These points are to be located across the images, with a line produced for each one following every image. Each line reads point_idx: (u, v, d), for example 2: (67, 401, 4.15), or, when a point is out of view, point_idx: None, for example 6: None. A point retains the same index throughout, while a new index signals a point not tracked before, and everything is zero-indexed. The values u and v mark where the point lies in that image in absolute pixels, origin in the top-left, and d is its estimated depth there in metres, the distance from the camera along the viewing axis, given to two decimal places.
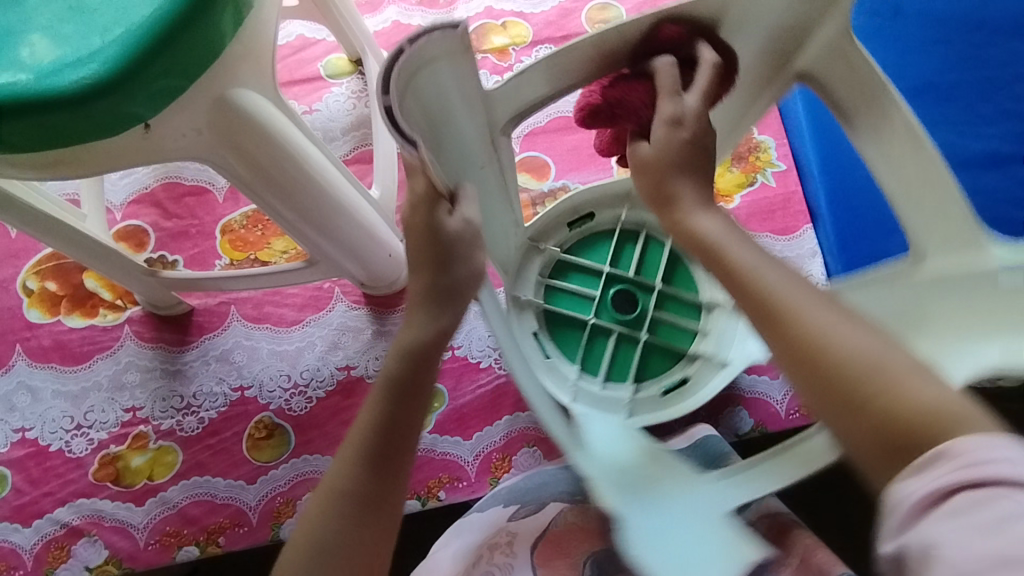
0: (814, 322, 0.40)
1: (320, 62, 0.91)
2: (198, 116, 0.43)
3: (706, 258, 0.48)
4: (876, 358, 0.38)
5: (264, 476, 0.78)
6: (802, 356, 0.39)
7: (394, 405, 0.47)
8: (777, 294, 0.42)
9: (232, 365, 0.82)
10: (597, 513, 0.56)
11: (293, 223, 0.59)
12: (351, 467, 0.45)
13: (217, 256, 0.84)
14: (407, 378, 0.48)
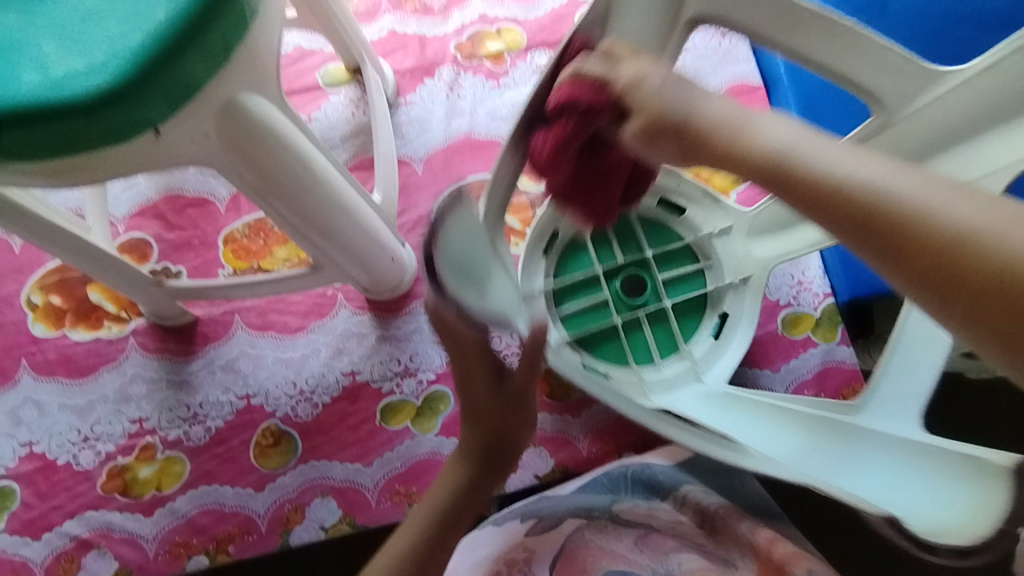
0: (940, 217, 0.31)
1: (318, 71, 0.92)
2: (206, 123, 0.43)
3: (772, 180, 0.36)
4: (994, 221, 0.30)
5: (273, 483, 0.78)
6: (913, 265, 0.31)
7: (470, 473, 0.61)
8: (880, 199, 0.32)
9: (238, 374, 0.82)
10: (609, 529, 0.65)
11: (298, 227, 0.59)
12: (432, 512, 0.60)
13: (221, 266, 0.85)
14: (482, 455, 0.60)
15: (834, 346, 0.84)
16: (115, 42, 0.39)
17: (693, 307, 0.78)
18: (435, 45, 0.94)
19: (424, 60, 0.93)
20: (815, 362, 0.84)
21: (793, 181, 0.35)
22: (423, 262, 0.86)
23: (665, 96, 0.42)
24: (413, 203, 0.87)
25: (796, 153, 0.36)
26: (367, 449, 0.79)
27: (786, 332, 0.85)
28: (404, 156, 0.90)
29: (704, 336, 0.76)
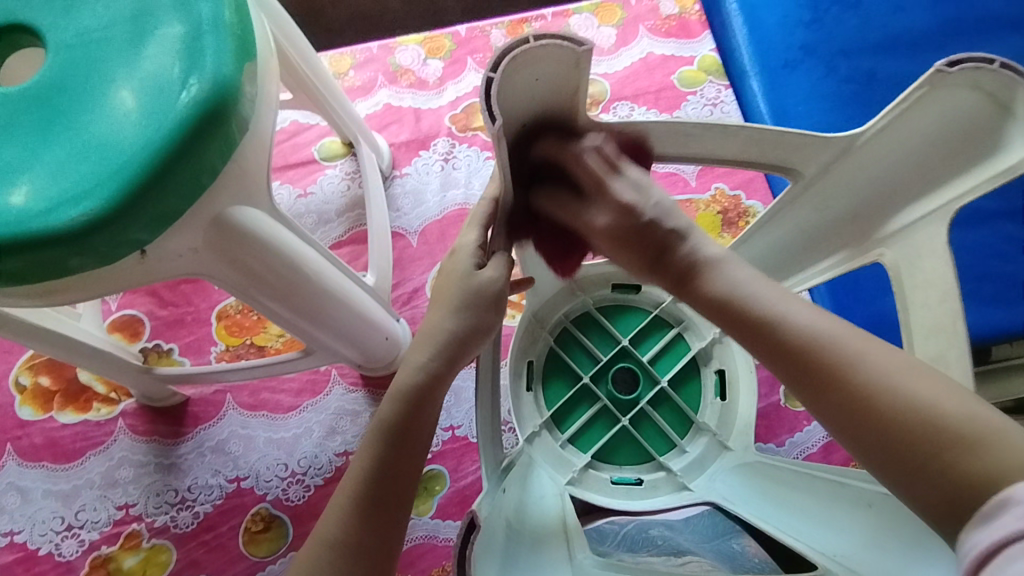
0: (865, 374, 0.38)
1: (314, 146, 0.93)
2: (195, 235, 0.43)
3: (724, 317, 0.43)
4: (892, 379, 0.37)
5: (262, 572, 0.75)
6: (839, 410, 0.38)
7: (391, 449, 0.41)
8: (816, 342, 0.39)
9: (228, 456, 0.80)
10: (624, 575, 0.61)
11: (290, 319, 0.59)
12: (342, 516, 0.40)
13: (213, 343, 0.84)
14: (401, 423, 0.42)
15: None
16: (111, 168, 0.40)
17: (688, 372, 0.82)
18: (430, 118, 0.95)
19: (419, 133, 0.94)
20: (821, 435, 0.82)
21: (743, 315, 0.42)
22: None
23: (628, 240, 0.48)
24: (408, 275, 0.87)
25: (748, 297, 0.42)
26: None
27: (789, 404, 0.84)
28: (399, 228, 0.90)
29: (710, 398, 0.80)
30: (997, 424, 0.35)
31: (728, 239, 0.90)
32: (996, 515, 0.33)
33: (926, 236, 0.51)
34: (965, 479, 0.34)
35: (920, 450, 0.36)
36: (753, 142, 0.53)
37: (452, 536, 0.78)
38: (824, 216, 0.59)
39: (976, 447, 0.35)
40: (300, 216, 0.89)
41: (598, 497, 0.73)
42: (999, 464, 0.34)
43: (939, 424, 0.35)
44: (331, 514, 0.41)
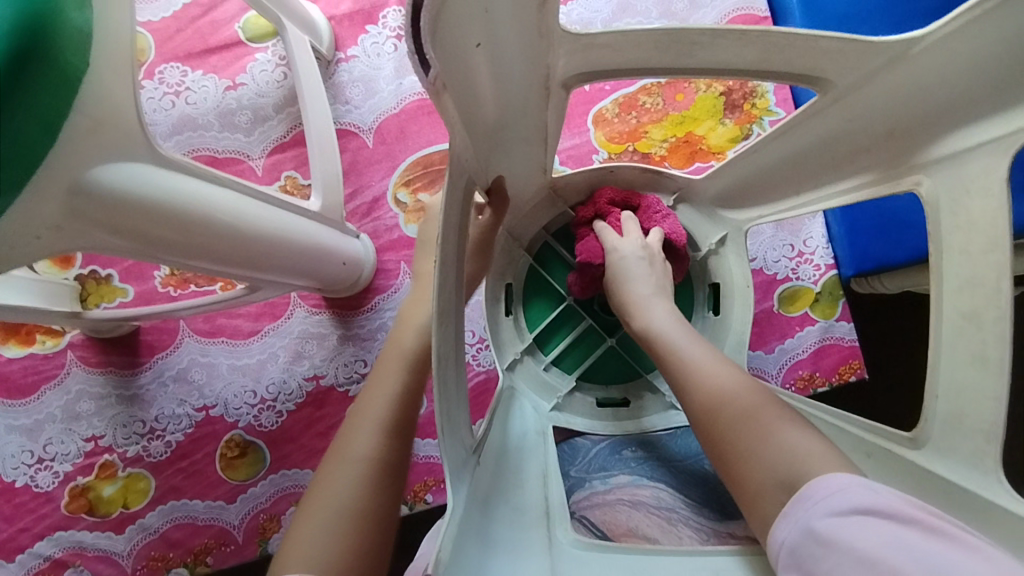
0: (699, 371, 0.49)
1: (237, 23, 0.77)
2: (53, 210, 0.34)
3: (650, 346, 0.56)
4: (720, 378, 0.47)
5: (243, 494, 0.76)
6: (690, 405, 0.48)
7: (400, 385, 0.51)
8: (683, 356, 0.51)
9: (192, 385, 0.76)
10: (614, 501, 0.59)
11: (217, 269, 0.51)
12: (360, 434, 0.48)
13: (155, 267, 0.76)
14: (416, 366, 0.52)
15: (832, 322, 0.78)
16: None
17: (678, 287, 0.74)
18: None
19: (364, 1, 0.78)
20: (813, 340, 0.78)
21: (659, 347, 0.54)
22: (382, 250, 0.77)
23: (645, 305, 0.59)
24: (365, 183, 0.76)
25: (659, 335, 0.55)
26: None
27: (783, 309, 0.79)
28: (350, 124, 0.77)
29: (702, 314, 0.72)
30: (818, 448, 0.41)
31: (730, 125, 0.78)
32: (794, 506, 0.38)
33: (969, 165, 0.42)
34: (762, 466, 0.42)
35: (729, 430, 0.44)
36: (773, 50, 0.42)
37: (432, 453, 0.78)
38: (853, 126, 0.49)
39: (771, 432, 0.43)
40: (231, 114, 0.76)
41: (584, 424, 0.71)
42: (791, 446, 0.41)
43: (741, 410, 0.45)
44: (354, 429, 0.49)
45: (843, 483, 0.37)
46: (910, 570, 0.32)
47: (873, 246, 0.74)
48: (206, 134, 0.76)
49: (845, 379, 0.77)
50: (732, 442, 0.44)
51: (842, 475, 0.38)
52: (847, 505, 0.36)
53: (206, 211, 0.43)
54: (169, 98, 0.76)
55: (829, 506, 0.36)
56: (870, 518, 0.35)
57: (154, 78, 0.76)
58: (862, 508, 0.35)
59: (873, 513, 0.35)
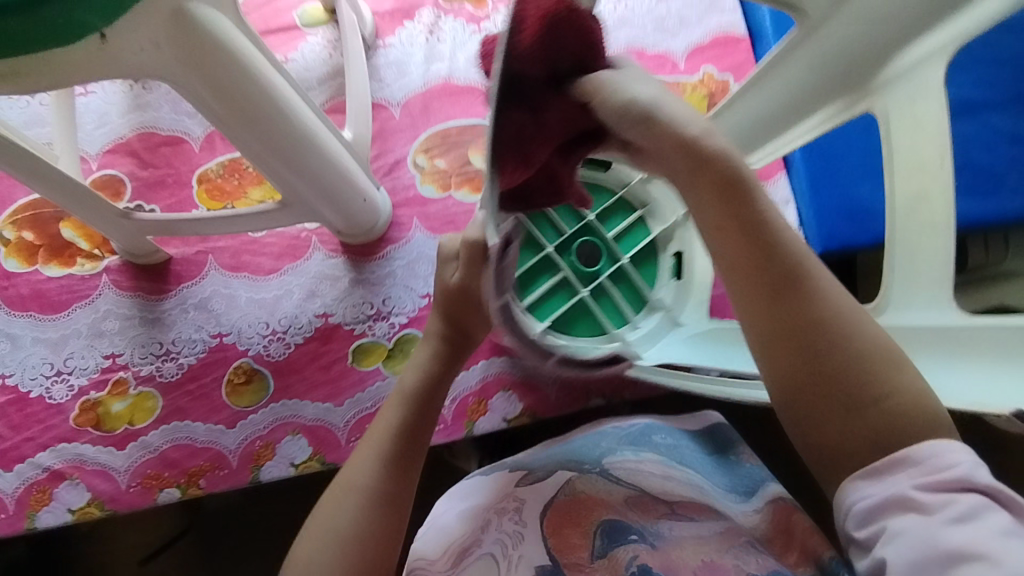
0: (821, 297, 0.43)
1: (296, 11, 0.90)
2: (156, 30, 0.44)
3: (721, 196, 0.43)
4: (832, 308, 0.42)
5: (243, 420, 0.79)
6: (791, 332, 0.42)
7: (408, 413, 0.56)
8: (790, 262, 0.43)
9: (211, 313, 0.82)
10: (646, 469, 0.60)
11: (258, 151, 0.59)
12: (368, 468, 0.52)
13: (195, 206, 0.84)
14: (424, 393, 0.57)
15: None
16: None
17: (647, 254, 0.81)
18: None
19: (404, 3, 0.90)
20: None
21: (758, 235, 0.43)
22: (398, 207, 0.85)
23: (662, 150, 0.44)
24: (389, 147, 0.86)
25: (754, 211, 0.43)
26: (338, 389, 0.80)
27: None
28: (382, 99, 0.88)
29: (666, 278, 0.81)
30: (930, 396, 0.41)
31: None
32: (897, 467, 0.40)
33: (924, 77, 0.49)
34: (878, 421, 0.41)
35: (840, 369, 0.42)
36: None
37: None
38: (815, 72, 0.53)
39: (888, 374, 0.42)
40: None
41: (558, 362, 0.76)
42: (909, 395, 0.41)
43: (853, 349, 0.42)
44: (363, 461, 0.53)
45: (953, 450, 0.40)
46: (993, 547, 0.36)
47: (839, 228, 0.80)
48: None
49: None
50: (846, 384, 0.42)
51: (951, 442, 0.40)
52: (953, 478, 0.39)
53: (267, 81, 0.53)
54: None
55: (935, 476, 0.39)
56: (971, 493, 0.38)
57: None
58: (959, 484, 0.39)
59: (970, 491, 0.38)
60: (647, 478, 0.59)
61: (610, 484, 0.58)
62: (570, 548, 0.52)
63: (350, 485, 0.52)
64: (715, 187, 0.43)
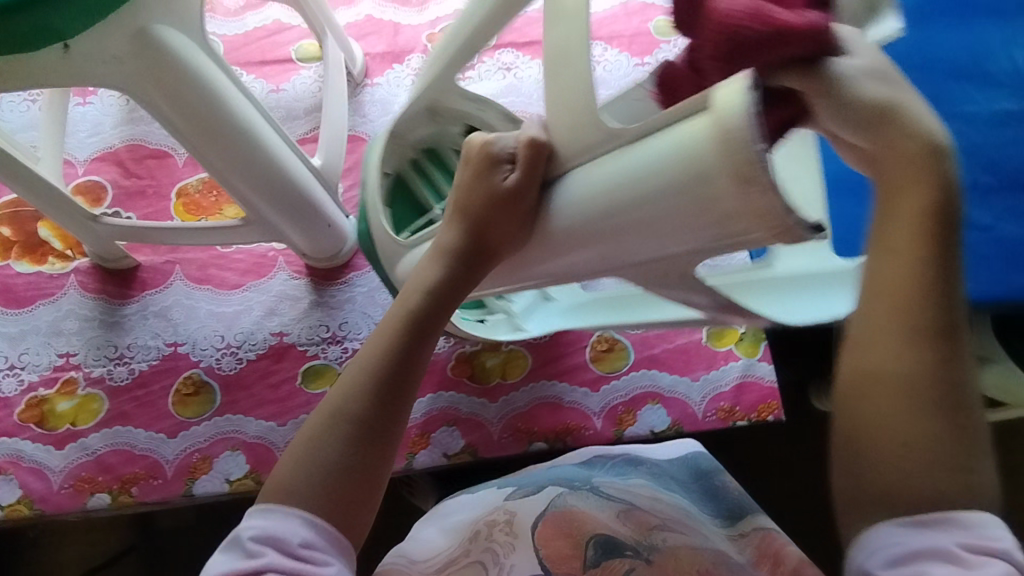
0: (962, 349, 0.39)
1: (292, 46, 0.94)
2: (119, 44, 0.48)
3: (939, 225, 0.40)
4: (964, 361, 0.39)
5: (185, 431, 0.80)
6: (919, 358, 0.39)
7: (410, 341, 0.52)
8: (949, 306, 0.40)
9: (169, 322, 0.83)
10: (635, 492, 0.62)
11: (219, 167, 0.61)
12: (361, 394, 0.49)
13: (170, 217, 0.87)
14: (423, 317, 0.53)
15: (755, 361, 0.84)
16: None
17: None
18: (408, 34, 0.95)
19: (395, 46, 0.95)
20: (734, 375, 0.84)
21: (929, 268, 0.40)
22: None
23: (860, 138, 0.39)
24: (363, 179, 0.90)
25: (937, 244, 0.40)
26: (283, 409, 0.81)
27: (710, 343, 0.85)
28: (363, 134, 0.92)
29: None
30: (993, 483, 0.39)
31: None
32: (937, 524, 0.37)
33: None
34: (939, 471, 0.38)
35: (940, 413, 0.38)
36: None
37: None
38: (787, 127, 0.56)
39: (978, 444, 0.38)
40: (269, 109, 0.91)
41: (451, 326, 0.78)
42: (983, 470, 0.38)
43: (960, 406, 0.39)
44: (349, 383, 0.50)
45: (993, 530, 0.37)
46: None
47: None
48: None
49: (763, 416, 0.82)
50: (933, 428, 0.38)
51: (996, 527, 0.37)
52: (990, 549, 0.37)
53: (228, 102, 0.55)
54: None
55: (973, 540, 0.37)
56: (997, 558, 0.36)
57: None
58: (991, 548, 0.37)
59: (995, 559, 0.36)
60: (637, 495, 0.61)
61: (600, 499, 0.60)
62: (563, 559, 0.53)
63: (338, 415, 0.48)
64: (920, 217, 0.40)
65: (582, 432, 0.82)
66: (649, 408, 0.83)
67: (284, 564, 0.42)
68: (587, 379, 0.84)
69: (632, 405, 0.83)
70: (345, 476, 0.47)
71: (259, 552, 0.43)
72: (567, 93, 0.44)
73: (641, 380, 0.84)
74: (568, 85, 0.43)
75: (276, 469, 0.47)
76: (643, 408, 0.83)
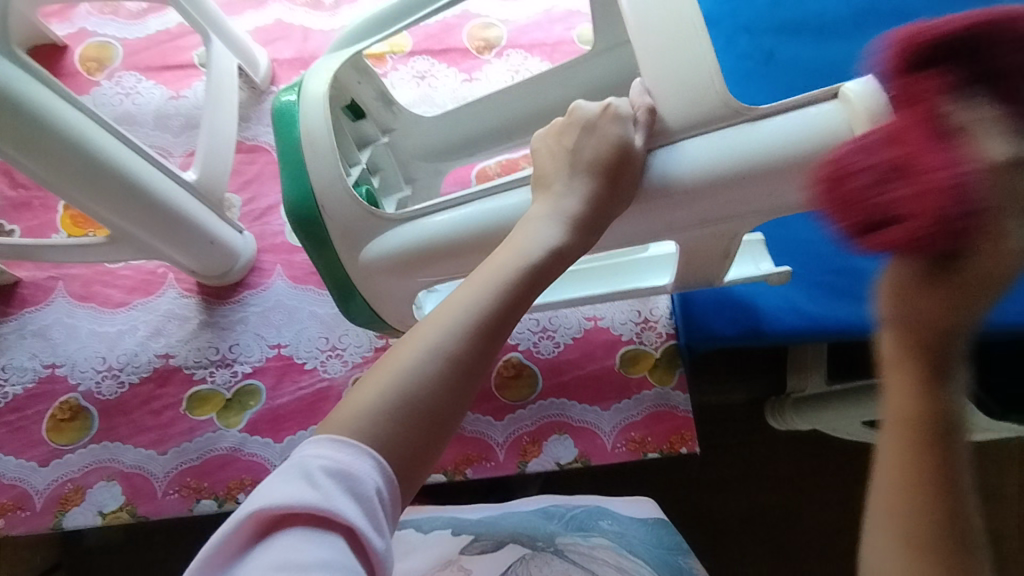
0: None
1: (195, 50, 0.89)
2: None
3: None
4: None
5: (58, 460, 0.75)
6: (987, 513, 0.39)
7: (528, 294, 0.45)
8: None
9: (48, 342, 0.79)
10: (597, 559, 0.63)
11: (56, 182, 0.61)
12: (464, 337, 0.41)
13: (56, 230, 0.82)
14: (543, 269, 0.46)
15: (669, 389, 0.79)
16: None
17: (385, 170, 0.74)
18: (318, 39, 0.89)
19: (305, 52, 0.89)
20: (647, 404, 0.79)
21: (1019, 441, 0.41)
22: (264, 252, 0.83)
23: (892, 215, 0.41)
24: (264, 192, 0.85)
25: None
26: (164, 436, 0.76)
27: (623, 369, 0.81)
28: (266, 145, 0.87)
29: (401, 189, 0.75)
30: None
31: None
32: None
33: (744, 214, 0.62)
34: None
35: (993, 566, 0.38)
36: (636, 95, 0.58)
37: (257, 452, 0.75)
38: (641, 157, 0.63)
39: None
40: (167, 117, 0.86)
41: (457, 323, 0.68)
42: None
43: None
44: (450, 323, 0.42)
45: None
46: None
47: (709, 321, 0.78)
48: (140, 130, 0.85)
49: (675, 449, 0.77)
50: None
51: None
52: None
53: (41, 103, 0.57)
54: (119, 98, 0.87)
55: None
56: None
57: (113, 80, 0.87)
58: None
59: None
60: (599, 560, 0.63)
61: (563, 562, 0.62)
62: None
63: (438, 354, 0.40)
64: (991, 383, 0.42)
65: (484, 463, 0.77)
66: (556, 439, 0.78)
67: (352, 513, 0.35)
68: (492, 407, 0.79)
69: (539, 435, 0.78)
70: (442, 428, 0.40)
71: (325, 484, 0.36)
72: (690, 77, 0.48)
73: (549, 408, 0.79)
74: (682, 56, 0.49)
75: (347, 397, 0.40)
76: (551, 438, 0.78)
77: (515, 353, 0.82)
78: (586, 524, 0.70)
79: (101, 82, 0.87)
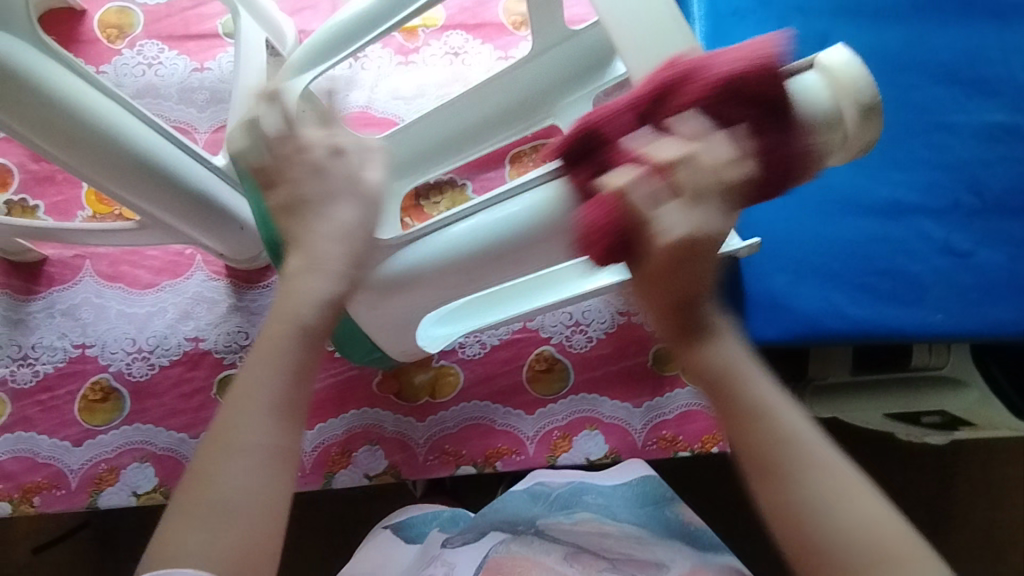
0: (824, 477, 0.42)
1: (219, 19, 0.85)
2: None
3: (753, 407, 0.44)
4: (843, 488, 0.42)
5: (90, 440, 0.75)
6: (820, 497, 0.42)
7: (298, 359, 0.44)
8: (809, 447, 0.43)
9: (77, 322, 0.78)
10: (579, 531, 0.64)
11: (80, 165, 0.59)
12: (259, 425, 0.42)
13: (81, 207, 0.80)
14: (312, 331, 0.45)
15: None
16: None
17: None
18: None
19: None
20: (680, 403, 0.78)
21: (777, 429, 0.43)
22: None
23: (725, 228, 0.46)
24: None
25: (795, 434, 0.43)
26: (196, 420, 0.76)
27: (655, 367, 0.79)
28: None
29: None
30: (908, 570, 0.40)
31: None
32: None
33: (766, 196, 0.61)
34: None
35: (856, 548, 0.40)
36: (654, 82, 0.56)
37: None
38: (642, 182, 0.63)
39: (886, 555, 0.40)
40: (191, 91, 0.83)
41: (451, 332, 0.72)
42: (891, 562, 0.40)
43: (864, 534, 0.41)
44: (236, 417, 0.42)
45: None
46: None
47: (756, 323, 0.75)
48: (163, 103, 0.82)
49: (707, 449, 0.77)
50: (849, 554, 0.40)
51: None
52: None
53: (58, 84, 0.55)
54: (141, 68, 0.83)
55: None
56: None
57: (134, 49, 0.84)
58: None
59: None
60: (587, 534, 0.64)
61: (545, 541, 0.61)
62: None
63: (233, 451, 0.41)
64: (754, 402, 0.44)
65: (513, 457, 0.77)
66: (586, 436, 0.78)
67: None
68: (522, 402, 0.79)
69: (568, 430, 0.78)
70: (264, 509, 0.41)
71: None
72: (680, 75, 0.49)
73: (579, 404, 0.79)
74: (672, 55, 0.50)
75: (170, 525, 0.41)
76: (580, 434, 0.78)
77: (547, 347, 0.80)
78: (570, 501, 0.70)
79: (121, 50, 0.84)
